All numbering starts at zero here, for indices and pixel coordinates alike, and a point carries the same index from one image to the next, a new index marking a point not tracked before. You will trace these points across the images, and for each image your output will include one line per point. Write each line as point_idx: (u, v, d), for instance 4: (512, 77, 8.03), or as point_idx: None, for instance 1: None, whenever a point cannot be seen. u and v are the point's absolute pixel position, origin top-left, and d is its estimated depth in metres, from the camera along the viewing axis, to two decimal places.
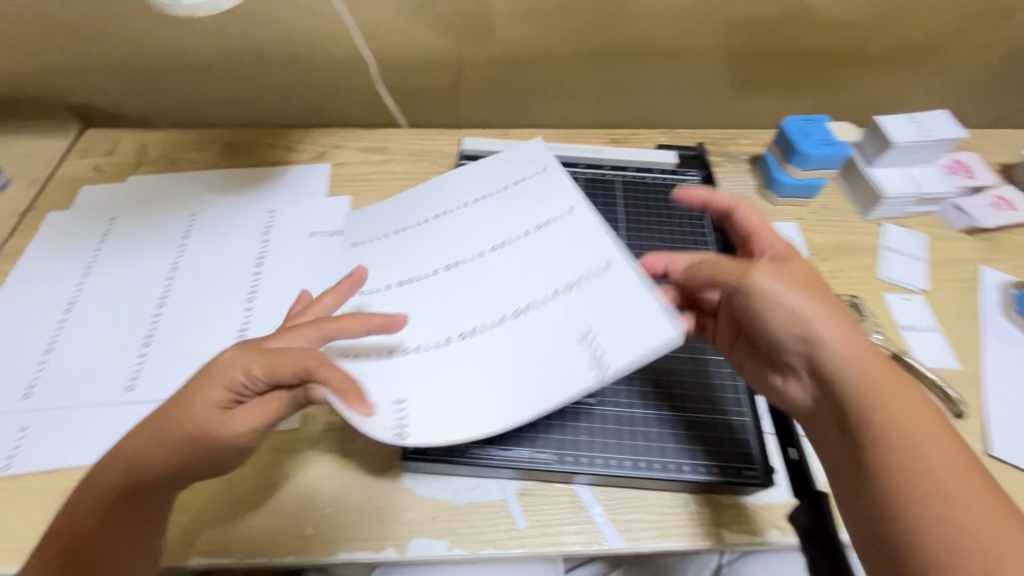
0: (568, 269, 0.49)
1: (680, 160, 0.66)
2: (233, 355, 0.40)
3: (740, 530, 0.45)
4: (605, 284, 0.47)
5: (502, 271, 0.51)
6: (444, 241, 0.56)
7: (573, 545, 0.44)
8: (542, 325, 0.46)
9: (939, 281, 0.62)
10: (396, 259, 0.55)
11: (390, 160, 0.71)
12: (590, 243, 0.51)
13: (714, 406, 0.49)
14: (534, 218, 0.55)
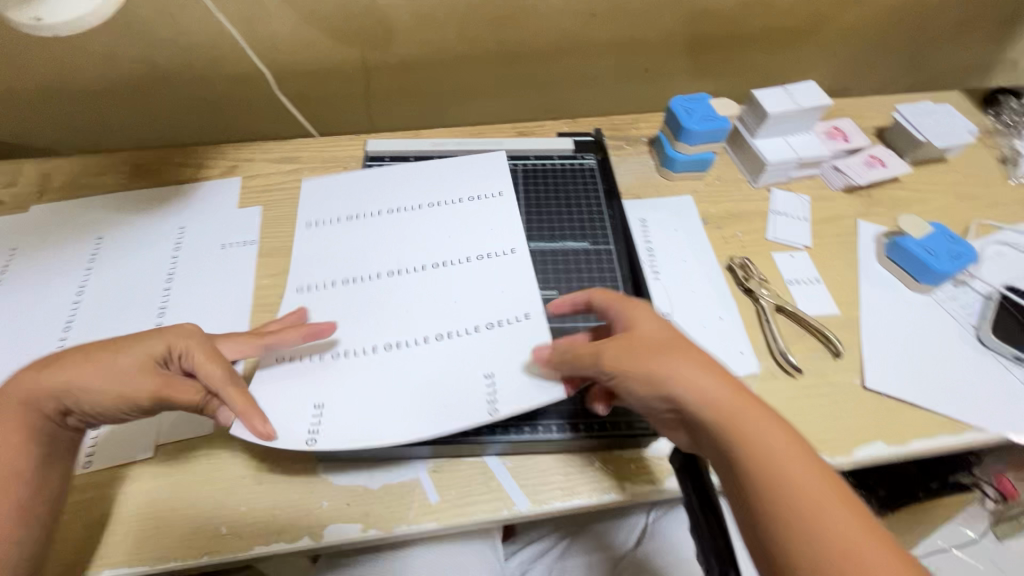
0: (496, 309, 0.51)
1: (577, 145, 0.70)
2: (190, 332, 0.46)
3: (640, 479, 0.48)
4: (521, 334, 0.49)
5: (436, 293, 0.53)
6: (398, 232, 0.59)
7: (485, 513, 0.46)
8: (460, 352, 0.48)
9: (821, 237, 0.67)
10: (362, 243, 0.58)
11: (301, 169, 0.72)
12: (518, 284, 0.53)
13: None
14: (483, 245, 0.57)
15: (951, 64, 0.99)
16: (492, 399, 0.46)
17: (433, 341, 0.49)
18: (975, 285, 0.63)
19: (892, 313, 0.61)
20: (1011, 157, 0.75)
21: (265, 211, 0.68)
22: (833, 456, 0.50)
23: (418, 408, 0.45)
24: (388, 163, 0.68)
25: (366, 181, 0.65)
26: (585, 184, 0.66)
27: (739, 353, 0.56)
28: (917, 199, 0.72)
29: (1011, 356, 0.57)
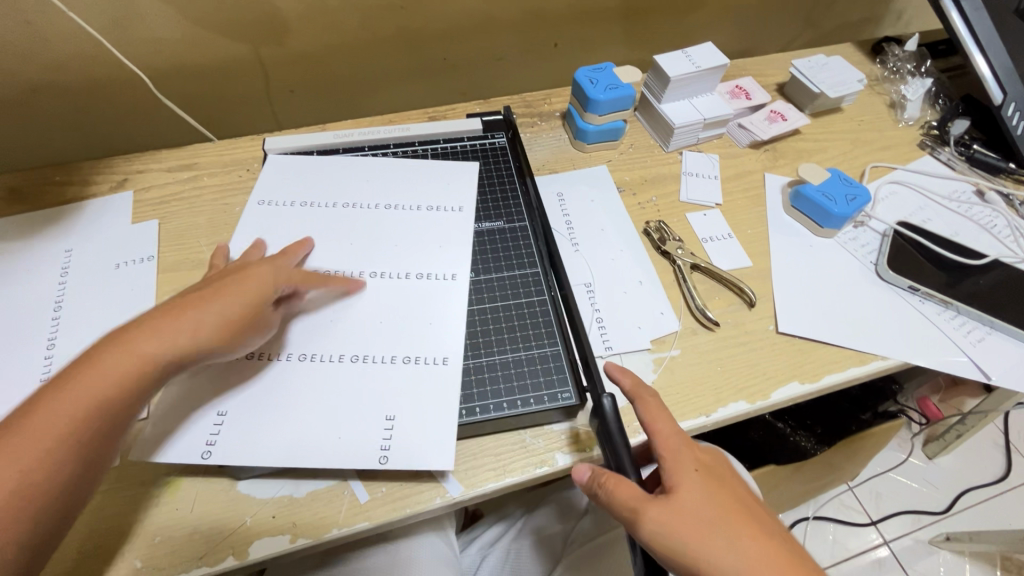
0: (419, 343, 0.50)
1: (485, 124, 0.69)
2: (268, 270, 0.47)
3: (570, 450, 0.49)
4: (430, 381, 0.48)
5: (360, 318, 0.51)
6: (350, 222, 0.58)
7: (417, 506, 0.45)
8: (374, 383, 0.47)
9: (732, 194, 0.69)
10: (314, 234, 0.57)
11: (200, 175, 0.68)
12: (447, 321, 0.52)
13: (545, 347, 0.52)
14: (426, 264, 0.56)
15: (843, 17, 1.03)
16: (385, 446, 0.45)
17: (345, 373, 0.48)
18: (872, 224, 0.67)
19: (799, 259, 0.63)
20: (898, 102, 0.80)
21: (162, 224, 0.63)
22: (753, 401, 0.52)
23: (319, 456, 0.44)
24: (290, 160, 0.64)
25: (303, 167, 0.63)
26: (496, 163, 0.66)
27: (659, 315, 0.57)
28: (817, 149, 0.75)
29: (907, 287, 0.61)
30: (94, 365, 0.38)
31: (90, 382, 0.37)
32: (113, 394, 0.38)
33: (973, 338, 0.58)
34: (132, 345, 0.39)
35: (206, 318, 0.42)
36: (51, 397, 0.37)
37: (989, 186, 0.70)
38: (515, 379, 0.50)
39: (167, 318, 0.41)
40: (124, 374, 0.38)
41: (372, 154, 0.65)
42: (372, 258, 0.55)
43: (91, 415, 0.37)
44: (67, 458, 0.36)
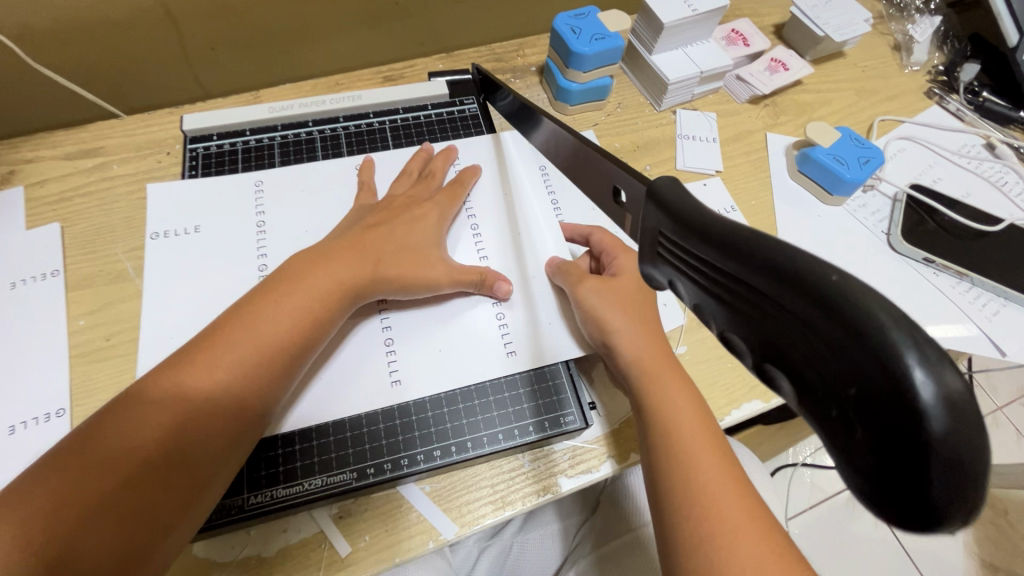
0: (397, 442, 0.42)
1: (452, 88, 0.58)
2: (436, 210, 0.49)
3: (576, 472, 0.43)
4: (372, 470, 0.41)
5: (364, 395, 0.43)
6: (464, 231, 0.51)
7: (406, 553, 0.40)
8: (348, 448, 0.41)
9: (731, 159, 0.62)
10: (462, 221, 0.51)
11: (107, 162, 0.56)
12: (440, 352, 0.45)
13: (549, 381, 0.45)
14: (446, 333, 0.46)
15: None
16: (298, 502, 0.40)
17: (327, 420, 0.41)
18: (881, 187, 0.62)
19: (803, 231, 0.58)
20: (904, 43, 0.72)
21: (65, 227, 0.52)
22: (768, 400, 0.48)
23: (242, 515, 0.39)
24: (217, 143, 0.52)
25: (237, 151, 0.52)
26: (469, 137, 0.56)
27: (664, 307, 0.51)
28: (821, 102, 0.68)
29: (921, 259, 0.57)
30: (232, 334, 0.38)
31: (236, 347, 0.37)
32: (242, 366, 0.37)
33: (989, 312, 0.55)
34: (289, 301, 0.40)
35: (380, 254, 0.44)
36: (160, 380, 0.35)
37: (1000, 139, 0.65)
38: (510, 403, 0.44)
39: (299, 280, 0.41)
40: (260, 346, 0.38)
41: (319, 131, 0.54)
42: (428, 310, 0.46)
43: (225, 387, 0.36)
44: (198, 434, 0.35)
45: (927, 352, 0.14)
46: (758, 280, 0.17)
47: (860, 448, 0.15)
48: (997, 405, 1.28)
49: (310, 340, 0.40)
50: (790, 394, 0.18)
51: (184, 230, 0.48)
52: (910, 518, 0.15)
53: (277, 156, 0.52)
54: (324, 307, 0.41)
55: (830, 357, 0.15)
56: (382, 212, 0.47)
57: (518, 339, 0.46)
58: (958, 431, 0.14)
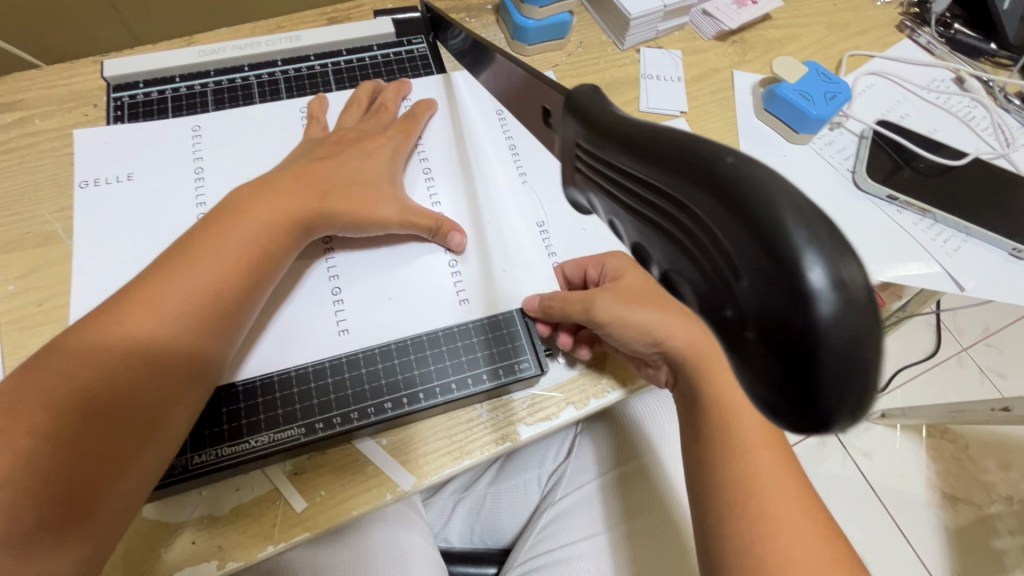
0: (348, 396, 0.40)
1: (399, 26, 0.55)
2: (392, 146, 0.47)
3: (534, 420, 0.43)
4: (323, 424, 0.40)
5: (315, 349, 0.41)
6: (419, 176, 0.48)
7: (364, 505, 0.40)
8: (297, 403, 0.40)
9: (696, 100, 0.60)
10: (417, 165, 0.49)
11: (28, 116, 0.52)
12: (391, 299, 0.44)
13: (505, 329, 0.44)
14: (398, 282, 0.44)
15: None
16: (248, 461, 0.38)
17: (277, 373, 0.40)
18: (848, 125, 0.60)
19: None
20: None
21: None
22: None
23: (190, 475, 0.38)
24: (143, 90, 0.48)
25: (168, 99, 0.48)
26: (419, 78, 0.53)
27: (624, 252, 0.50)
28: (790, 37, 0.65)
29: (885, 197, 0.56)
30: (176, 274, 0.35)
31: (178, 289, 0.35)
32: (183, 309, 0.35)
33: (950, 248, 0.55)
34: (234, 234, 0.37)
35: (328, 189, 0.42)
36: (101, 323, 0.33)
37: (970, 72, 0.64)
38: (463, 353, 0.43)
39: (239, 215, 0.38)
40: (206, 286, 0.36)
41: (256, 75, 0.51)
42: (379, 261, 0.45)
43: (164, 331, 0.34)
44: (147, 382, 0.33)
45: (825, 248, 0.14)
46: (667, 179, 0.17)
47: (750, 344, 0.15)
48: (963, 345, 1.31)
49: (255, 281, 0.38)
50: (691, 297, 0.18)
51: (116, 179, 0.44)
52: (799, 416, 0.15)
53: (211, 102, 0.49)
54: (268, 242, 0.39)
55: (729, 255, 0.15)
56: (329, 147, 0.45)
57: (471, 284, 0.45)
58: (845, 316, 0.14)
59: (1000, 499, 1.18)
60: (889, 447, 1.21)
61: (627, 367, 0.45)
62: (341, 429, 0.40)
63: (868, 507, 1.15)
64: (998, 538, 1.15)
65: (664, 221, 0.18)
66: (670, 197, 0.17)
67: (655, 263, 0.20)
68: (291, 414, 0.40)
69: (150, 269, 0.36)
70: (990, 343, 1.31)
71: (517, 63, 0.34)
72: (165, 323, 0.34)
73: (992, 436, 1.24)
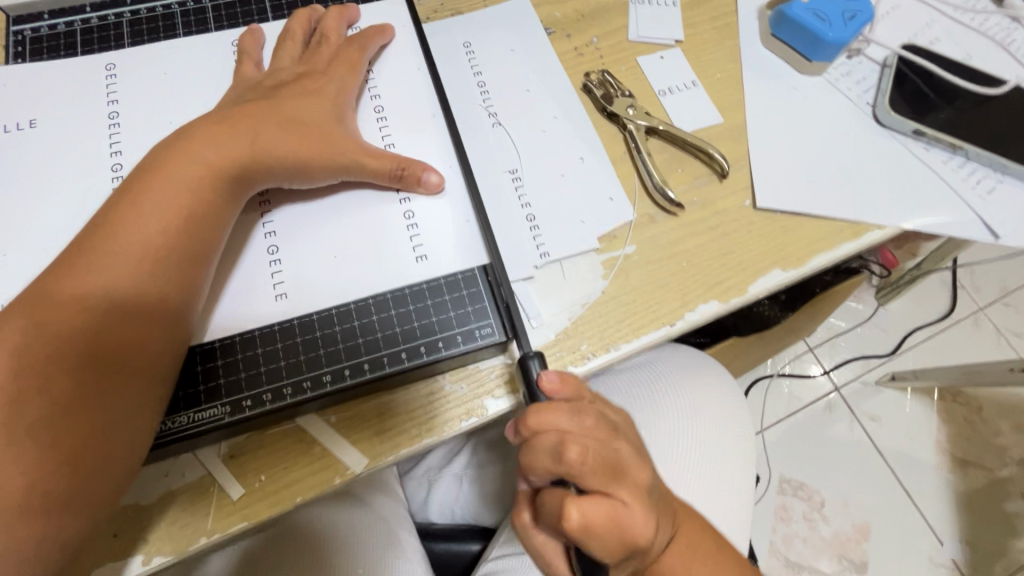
0: (282, 368, 0.35)
1: None
2: (335, 81, 0.40)
3: (502, 392, 0.37)
4: (254, 401, 0.35)
5: (245, 312, 0.36)
6: (370, 115, 0.42)
7: (307, 491, 0.35)
8: (223, 376, 0.35)
9: (693, 27, 0.52)
10: (367, 103, 0.42)
11: None
12: (335, 259, 0.38)
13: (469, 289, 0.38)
14: (341, 237, 0.38)
15: None
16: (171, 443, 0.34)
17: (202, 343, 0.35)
18: (869, 52, 0.53)
19: (777, 109, 0.49)
20: None
21: None
22: (727, 300, 0.42)
23: None
24: (48, 23, 0.42)
25: (75, 33, 0.42)
26: (369, 4, 0.45)
27: (608, 202, 0.44)
28: None
29: (910, 132, 0.49)
30: (113, 237, 0.32)
31: (124, 246, 0.32)
32: (116, 293, 0.31)
33: (983, 190, 0.48)
34: (160, 197, 0.33)
35: (263, 131, 0.36)
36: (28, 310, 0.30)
37: None
38: (416, 317, 0.37)
39: (161, 172, 0.33)
40: (139, 263, 0.32)
41: (179, 4, 0.44)
42: (319, 215, 0.39)
43: (99, 320, 0.30)
44: (108, 344, 0.30)
45: None
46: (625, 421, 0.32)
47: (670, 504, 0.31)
48: (980, 304, 1.24)
49: (196, 248, 0.33)
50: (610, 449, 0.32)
51: (15, 127, 0.38)
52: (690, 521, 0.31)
53: (127, 36, 0.42)
54: (200, 202, 0.34)
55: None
56: (262, 92, 0.39)
57: (428, 237, 0.39)
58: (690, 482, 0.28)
59: (1013, 462, 1.14)
60: (898, 410, 1.16)
61: (607, 327, 0.40)
62: (275, 407, 0.35)
63: (876, 472, 1.11)
64: (1009, 501, 1.11)
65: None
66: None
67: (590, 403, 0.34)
68: (219, 388, 0.35)
69: (86, 232, 0.32)
70: (1008, 302, 1.24)
71: None
72: (99, 310, 0.31)
73: (1008, 398, 1.19)
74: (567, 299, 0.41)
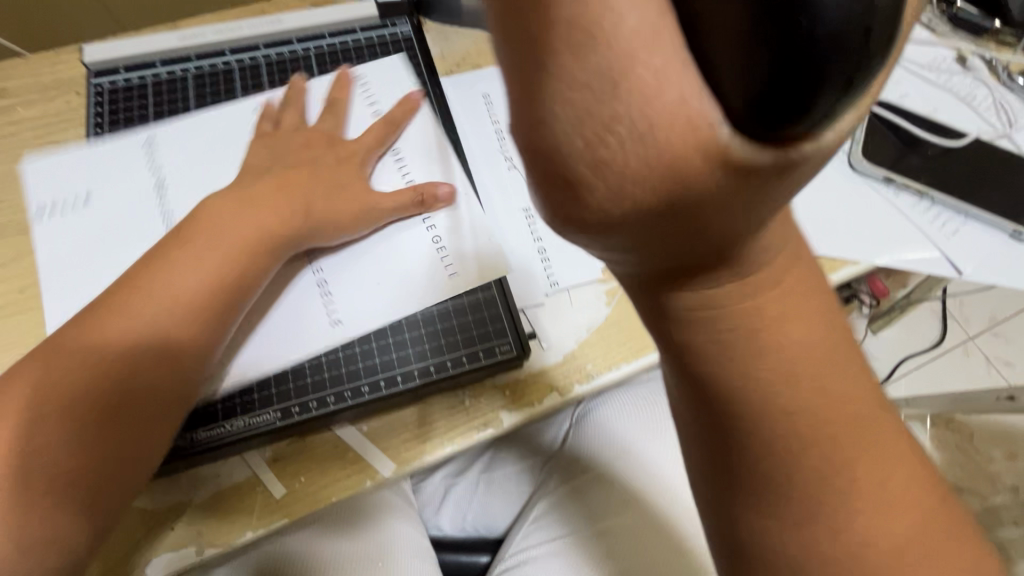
0: (325, 376, 0.41)
1: (385, 8, 0.53)
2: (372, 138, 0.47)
3: (516, 407, 0.42)
4: (298, 403, 0.40)
5: (293, 326, 0.42)
6: (397, 164, 0.48)
7: (344, 492, 0.39)
8: (267, 384, 0.40)
9: None
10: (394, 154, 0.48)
11: (10, 106, 0.52)
12: (366, 295, 0.43)
13: (491, 312, 0.43)
14: (376, 271, 0.44)
15: None
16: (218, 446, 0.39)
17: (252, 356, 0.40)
18: None
19: None
20: None
21: None
22: None
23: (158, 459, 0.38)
24: (124, 76, 0.48)
25: (148, 86, 0.48)
26: (403, 63, 0.52)
27: None
28: None
29: (881, 178, 0.55)
30: (163, 266, 0.38)
31: (168, 279, 0.37)
32: (152, 322, 0.36)
33: (948, 231, 0.53)
34: (207, 242, 0.39)
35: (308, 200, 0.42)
36: (88, 323, 0.36)
37: (971, 50, 0.62)
38: (441, 337, 0.42)
39: (212, 226, 0.39)
40: (181, 295, 0.37)
41: (237, 61, 0.50)
42: (357, 249, 0.44)
43: (139, 341, 0.35)
44: (136, 371, 0.35)
45: (845, 15, 0.13)
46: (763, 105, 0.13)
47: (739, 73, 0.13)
48: (970, 334, 1.28)
49: (232, 291, 0.38)
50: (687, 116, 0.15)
51: (74, 203, 0.45)
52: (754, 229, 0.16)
53: (192, 89, 0.48)
54: (238, 246, 0.39)
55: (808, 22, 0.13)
56: (308, 141, 0.46)
57: (455, 269, 0.44)
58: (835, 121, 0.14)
59: None
60: None
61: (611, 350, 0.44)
62: (318, 408, 0.40)
63: None
64: None
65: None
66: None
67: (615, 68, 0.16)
68: (268, 395, 0.40)
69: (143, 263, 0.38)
70: (997, 332, 1.29)
71: None
72: (143, 328, 0.36)
73: None
74: (576, 325, 0.45)
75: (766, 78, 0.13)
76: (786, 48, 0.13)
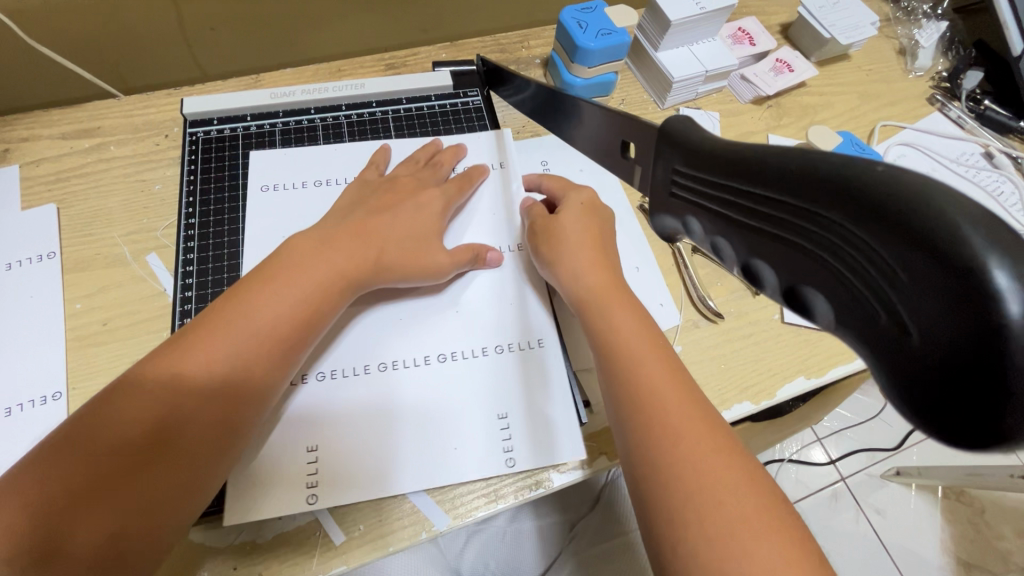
0: (408, 423, 0.43)
1: (455, 80, 0.60)
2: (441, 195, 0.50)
3: (568, 467, 0.44)
4: (379, 441, 0.42)
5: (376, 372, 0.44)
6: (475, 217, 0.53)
7: (402, 541, 0.41)
8: (351, 420, 0.42)
9: None
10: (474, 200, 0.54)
11: (103, 143, 0.55)
12: (403, 352, 0.45)
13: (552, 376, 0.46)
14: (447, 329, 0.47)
15: None
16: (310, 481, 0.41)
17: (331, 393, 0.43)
18: None
19: None
20: (909, 48, 0.72)
21: (62, 208, 0.51)
22: (758, 401, 0.49)
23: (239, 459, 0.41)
24: (217, 128, 0.53)
25: (239, 137, 0.53)
26: (471, 131, 0.57)
27: (659, 306, 0.52)
28: (824, 105, 0.68)
29: None
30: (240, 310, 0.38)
31: (246, 326, 0.38)
32: (223, 374, 0.36)
33: None
34: (283, 293, 0.40)
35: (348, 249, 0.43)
36: (162, 361, 0.36)
37: (999, 148, 0.66)
38: (500, 396, 0.45)
39: (294, 269, 0.41)
40: (257, 344, 0.38)
41: (321, 119, 0.55)
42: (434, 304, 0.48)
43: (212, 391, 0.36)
44: (200, 418, 0.35)
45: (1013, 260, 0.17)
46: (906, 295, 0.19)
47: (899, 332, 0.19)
48: None
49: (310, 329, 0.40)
50: (820, 308, 0.23)
51: (42, 399, 0.43)
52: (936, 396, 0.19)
53: (278, 142, 0.54)
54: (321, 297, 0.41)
55: (892, 278, 0.19)
56: (383, 197, 0.48)
57: (516, 333, 0.47)
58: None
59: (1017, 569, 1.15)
60: (903, 506, 1.19)
61: None
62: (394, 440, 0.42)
63: (882, 568, 1.12)
64: None
65: (757, 223, 0.25)
66: (830, 224, 0.21)
67: (771, 280, 0.25)
68: (348, 433, 0.42)
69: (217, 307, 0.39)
70: None
71: (613, 109, 0.38)
72: (216, 370, 0.36)
73: (1009, 503, 1.22)
74: None
75: (952, 336, 0.18)
76: (963, 305, 0.17)
